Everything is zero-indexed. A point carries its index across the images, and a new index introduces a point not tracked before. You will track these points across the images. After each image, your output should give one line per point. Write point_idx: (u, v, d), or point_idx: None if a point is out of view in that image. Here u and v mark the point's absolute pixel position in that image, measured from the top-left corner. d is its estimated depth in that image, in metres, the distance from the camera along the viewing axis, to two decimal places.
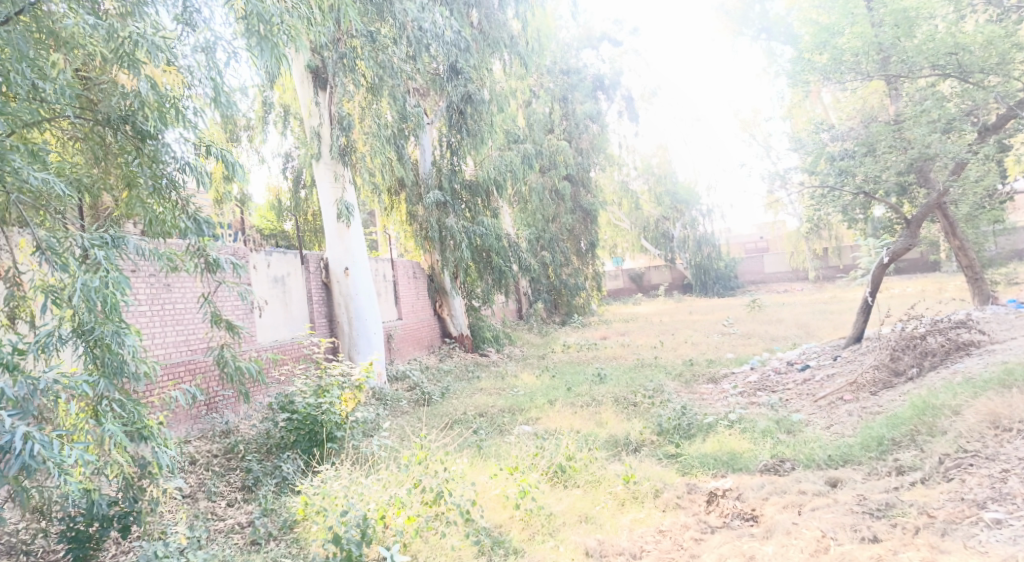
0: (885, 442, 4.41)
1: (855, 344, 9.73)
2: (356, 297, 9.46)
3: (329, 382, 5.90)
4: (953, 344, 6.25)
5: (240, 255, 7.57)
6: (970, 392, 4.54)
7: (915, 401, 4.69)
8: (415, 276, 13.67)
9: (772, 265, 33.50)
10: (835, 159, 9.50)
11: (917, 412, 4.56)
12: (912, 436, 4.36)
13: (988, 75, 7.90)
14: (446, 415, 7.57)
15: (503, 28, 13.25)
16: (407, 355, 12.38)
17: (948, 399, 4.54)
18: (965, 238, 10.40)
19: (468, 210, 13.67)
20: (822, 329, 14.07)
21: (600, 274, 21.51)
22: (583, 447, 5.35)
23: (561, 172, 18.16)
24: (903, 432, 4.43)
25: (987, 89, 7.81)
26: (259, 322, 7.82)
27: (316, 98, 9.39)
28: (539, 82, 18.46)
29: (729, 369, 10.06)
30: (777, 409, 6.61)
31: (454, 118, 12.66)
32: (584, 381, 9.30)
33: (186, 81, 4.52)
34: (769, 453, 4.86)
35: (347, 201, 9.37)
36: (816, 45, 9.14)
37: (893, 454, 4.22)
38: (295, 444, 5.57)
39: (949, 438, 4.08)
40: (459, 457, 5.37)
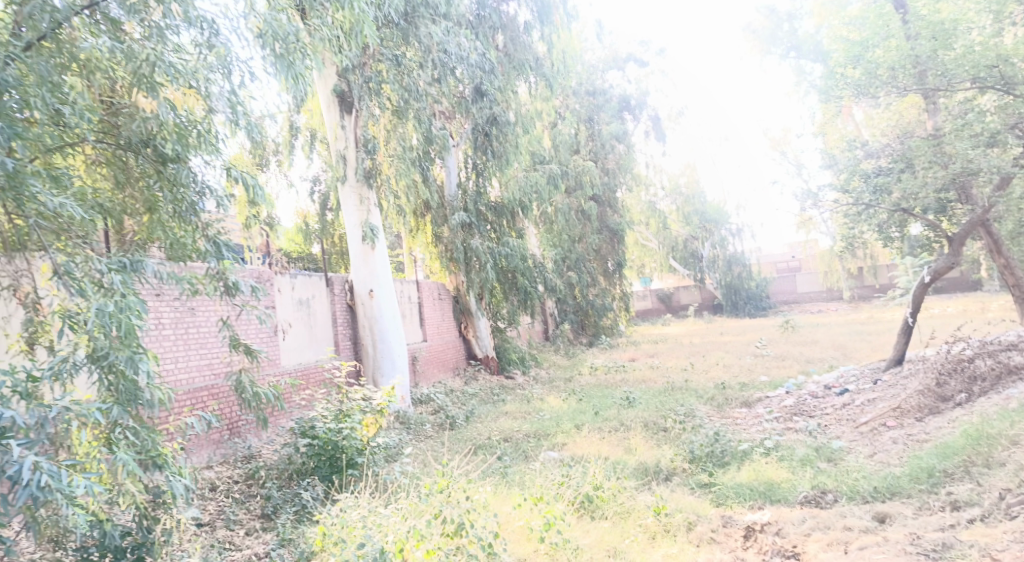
0: (936, 474, 4.12)
1: (896, 367, 9.35)
2: (381, 320, 9.40)
3: (350, 406, 5.81)
4: (1004, 368, 5.94)
5: (264, 278, 7.55)
6: None
7: (968, 430, 4.39)
8: (441, 298, 13.62)
9: (805, 285, 32.83)
10: (870, 176, 9.25)
11: (970, 442, 4.27)
12: (965, 468, 4.07)
13: None
14: (471, 439, 7.42)
15: (529, 50, 13.29)
16: (432, 377, 12.28)
17: (1005, 427, 4.24)
18: (1012, 256, 9.96)
19: (493, 231, 13.61)
20: (859, 351, 13.62)
21: (628, 295, 21.23)
22: (612, 475, 5.14)
23: (587, 193, 18.07)
24: (956, 463, 4.15)
25: None
26: (283, 345, 7.80)
27: (342, 122, 9.38)
28: (564, 104, 18.49)
29: (763, 392, 9.74)
30: (815, 435, 6.32)
31: (480, 140, 12.78)
32: (612, 405, 9.07)
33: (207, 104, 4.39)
34: (809, 484, 4.60)
35: (371, 223, 9.36)
36: (848, 61, 8.92)
37: (945, 488, 3.93)
38: (316, 470, 5.49)
39: (1008, 471, 3.78)
40: (482, 485, 5.20)
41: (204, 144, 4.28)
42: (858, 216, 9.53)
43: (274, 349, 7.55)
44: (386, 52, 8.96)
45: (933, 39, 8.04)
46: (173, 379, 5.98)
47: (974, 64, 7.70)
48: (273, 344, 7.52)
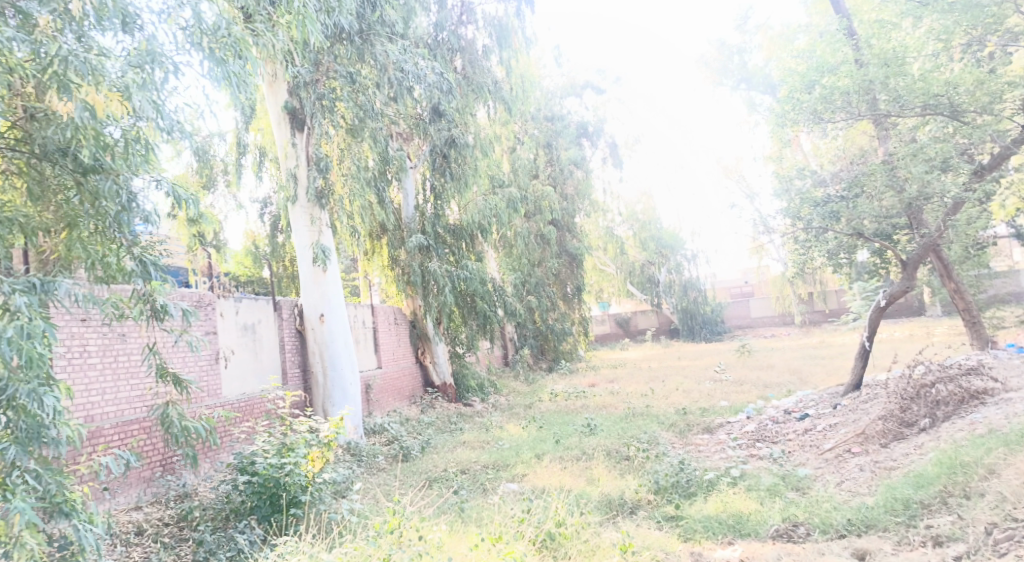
0: (913, 505, 3.97)
1: (855, 391, 9.34)
2: (332, 345, 8.96)
3: (295, 439, 5.38)
4: (965, 392, 5.90)
5: (205, 302, 7.08)
6: (1004, 447, 4.09)
7: (941, 458, 4.29)
8: (397, 322, 13.21)
9: (759, 310, 33.38)
10: (820, 204, 9.19)
11: (944, 470, 4.15)
12: (942, 499, 3.94)
13: (981, 113, 7.77)
14: (425, 472, 7.04)
15: (487, 74, 13.20)
16: (387, 406, 11.82)
17: (980, 455, 4.12)
18: (961, 281, 10.17)
19: (451, 255, 13.33)
20: (816, 375, 13.71)
21: (587, 320, 21.11)
22: (576, 509, 4.85)
23: (546, 217, 18.04)
24: (932, 494, 4.01)
25: (982, 127, 7.61)
26: (224, 373, 7.32)
27: (293, 139, 9.01)
28: (523, 128, 18.44)
29: (725, 418, 9.59)
30: (780, 462, 6.18)
31: (438, 162, 12.51)
32: (573, 433, 8.81)
33: (132, 109, 4.00)
34: (780, 516, 4.40)
35: (323, 244, 8.99)
36: (803, 87, 8.88)
37: (924, 520, 3.77)
38: (254, 510, 5.04)
39: (988, 502, 3.63)
40: (436, 524, 4.86)
41: (132, 154, 3.95)
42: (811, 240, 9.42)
43: (214, 378, 7.07)
44: (341, 69, 8.75)
45: (885, 67, 8.10)
46: (97, 412, 5.51)
47: (925, 91, 7.94)
48: (213, 372, 7.05)
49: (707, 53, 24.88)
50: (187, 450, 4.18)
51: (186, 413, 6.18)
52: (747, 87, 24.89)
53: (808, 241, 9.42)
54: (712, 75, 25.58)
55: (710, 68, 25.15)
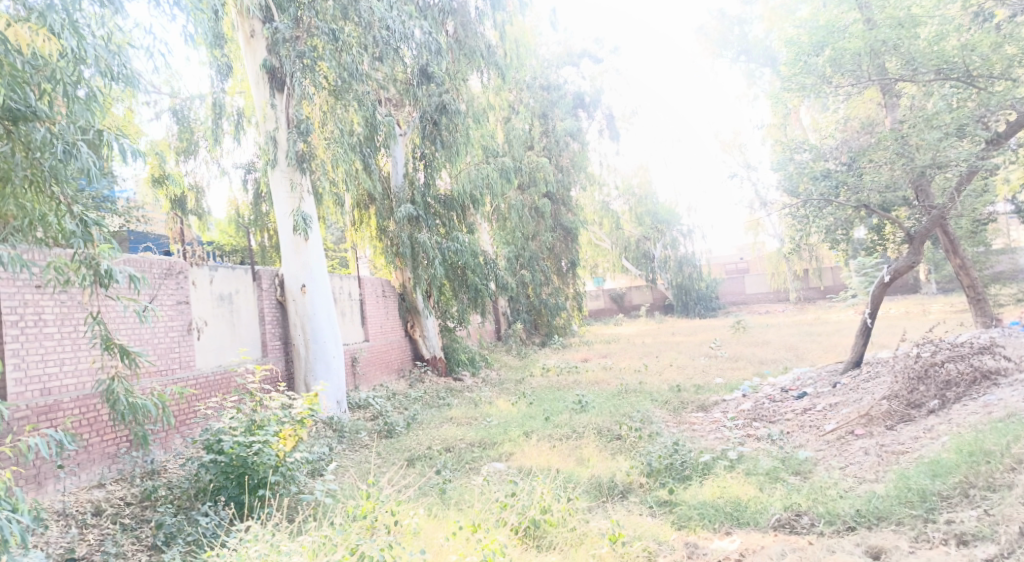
0: (931, 497, 3.67)
1: (854, 369, 9.07)
2: (314, 317, 8.58)
3: (265, 416, 5.03)
4: (977, 373, 5.60)
5: (176, 268, 6.70)
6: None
7: (961, 445, 4.00)
8: (385, 295, 12.84)
9: (753, 286, 33.21)
10: (819, 179, 8.80)
11: (964, 459, 3.85)
12: (963, 491, 3.64)
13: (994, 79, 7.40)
14: (407, 450, 6.73)
15: (480, 38, 12.64)
16: (373, 380, 11.52)
17: (1005, 442, 3.82)
18: (967, 256, 9.85)
19: (441, 226, 12.87)
20: (813, 352, 13.47)
21: (581, 294, 20.76)
22: (564, 493, 4.55)
23: (541, 189, 17.63)
24: (951, 484, 3.71)
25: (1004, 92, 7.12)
26: (198, 346, 6.98)
27: (272, 100, 8.52)
28: (518, 98, 17.91)
29: (720, 395, 9.32)
30: (779, 443, 5.92)
31: (428, 129, 12.13)
32: (563, 410, 8.51)
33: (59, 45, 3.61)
34: (782, 504, 4.11)
35: (304, 212, 8.51)
36: (811, 48, 8.34)
37: (944, 515, 3.48)
38: (221, 491, 4.73)
39: (1017, 496, 3.33)
40: (414, 507, 4.58)
41: (74, 104, 3.64)
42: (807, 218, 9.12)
43: (186, 350, 6.75)
44: (322, 25, 8.25)
45: (900, 26, 7.65)
46: (54, 385, 5.15)
47: (941, 54, 7.51)
48: (185, 344, 6.72)
49: (707, 23, 24.47)
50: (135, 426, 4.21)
51: (140, 387, 5.86)
52: (747, 60, 24.48)
53: (806, 217, 9.05)
54: (711, 47, 25.02)
55: (710, 40, 24.78)
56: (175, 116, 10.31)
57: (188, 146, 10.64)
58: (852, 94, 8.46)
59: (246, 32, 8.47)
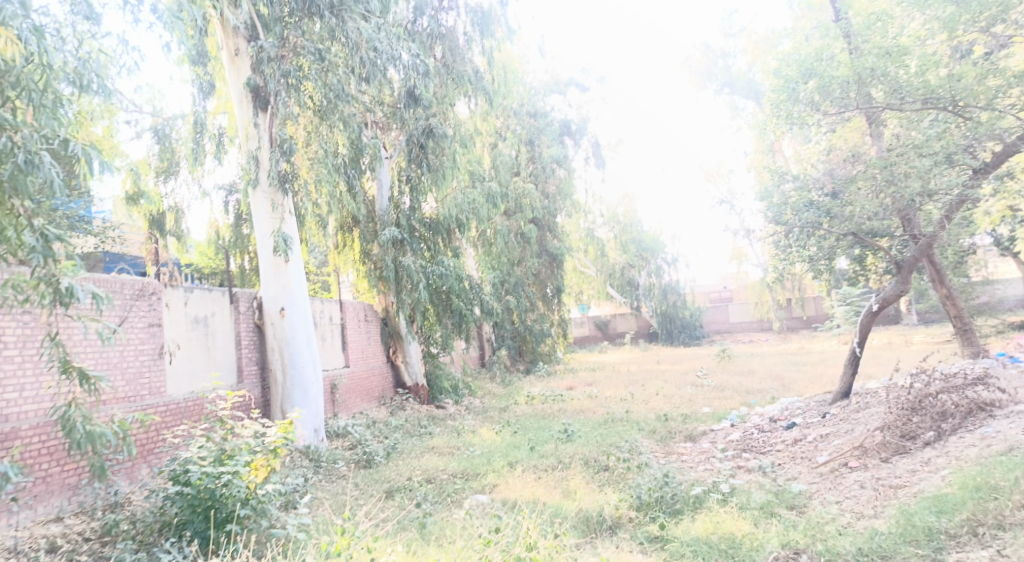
0: (938, 536, 3.52)
1: (843, 399, 8.95)
2: (293, 342, 8.33)
3: (236, 445, 4.77)
4: (972, 404, 5.50)
5: (148, 289, 6.47)
6: None
7: (967, 480, 3.86)
8: (368, 319, 12.60)
9: (737, 315, 33.28)
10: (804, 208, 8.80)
11: (970, 495, 3.72)
12: (971, 529, 3.49)
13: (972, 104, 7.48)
14: (387, 481, 6.48)
15: (468, 64, 12.62)
16: (353, 407, 11.22)
17: (1013, 476, 3.69)
18: (953, 286, 9.84)
19: (426, 250, 12.71)
20: (798, 382, 13.37)
21: (566, 321, 20.57)
22: (550, 529, 4.33)
23: (527, 215, 17.57)
24: (958, 522, 3.57)
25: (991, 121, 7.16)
26: (169, 370, 6.72)
27: (255, 119, 8.38)
28: (505, 125, 17.93)
29: (707, 425, 9.14)
30: (770, 475, 5.76)
31: (414, 152, 12.04)
32: (549, 439, 8.28)
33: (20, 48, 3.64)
34: (779, 542, 3.94)
35: (285, 232, 8.31)
36: (800, 75, 8.41)
37: (953, 555, 3.32)
38: (186, 525, 4.47)
39: None
40: (391, 543, 4.33)
41: (38, 112, 3.67)
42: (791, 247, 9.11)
43: (157, 375, 6.50)
44: (309, 46, 8.16)
45: (887, 55, 7.75)
46: (14, 412, 4.89)
47: (927, 84, 7.59)
48: (156, 369, 6.47)
49: (692, 56, 24.86)
50: (89, 455, 4.14)
51: (99, 415, 5.61)
52: (731, 92, 24.86)
53: (789, 246, 9.06)
54: (696, 79, 25.36)
55: (695, 72, 25.14)
56: (156, 135, 10.14)
57: (170, 167, 10.41)
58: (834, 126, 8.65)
59: (231, 51, 8.37)
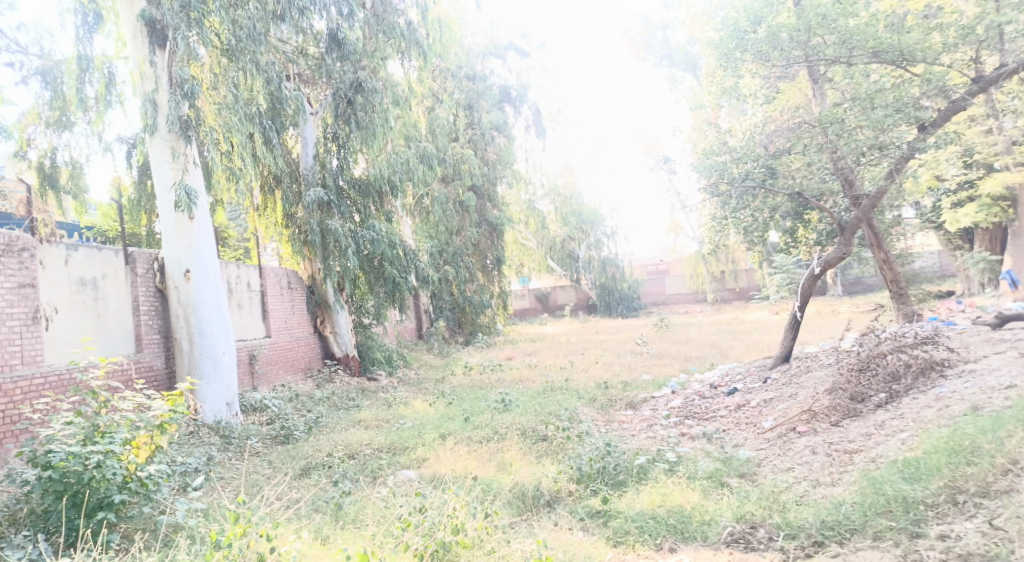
0: (915, 507, 3.23)
1: (783, 364, 8.82)
2: (199, 308, 7.48)
3: (113, 421, 4.03)
4: (924, 363, 5.28)
5: (17, 244, 5.60)
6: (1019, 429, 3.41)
7: (940, 444, 3.59)
8: (291, 287, 11.76)
9: (674, 287, 33.56)
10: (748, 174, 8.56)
11: (945, 459, 3.44)
12: (951, 497, 3.22)
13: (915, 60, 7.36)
14: (304, 458, 5.86)
15: (400, 16, 11.73)
16: (275, 379, 10.45)
17: (991, 437, 3.45)
18: (890, 251, 9.79)
19: (356, 213, 11.86)
20: (737, 350, 13.34)
21: (506, 291, 20.04)
22: (479, 508, 3.83)
23: (465, 182, 16.83)
24: (934, 488, 3.30)
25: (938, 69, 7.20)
26: (46, 338, 5.87)
27: (151, 56, 7.35)
28: (441, 87, 17.05)
29: (648, 393, 8.86)
30: (716, 442, 5.45)
31: (341, 107, 11.15)
32: (484, 410, 7.80)
33: None
34: (734, 515, 3.60)
35: (188, 185, 7.39)
36: (748, 24, 8.08)
37: (935, 528, 3.04)
38: (49, 516, 3.75)
39: (1020, 504, 2.94)
40: (297, 530, 3.77)
41: None
42: (726, 218, 8.90)
43: (31, 342, 5.64)
44: None
45: (838, 3, 7.39)
46: None
47: (876, 36, 7.29)
48: (29, 336, 5.62)
49: (632, 26, 24.50)
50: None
51: None
52: (670, 64, 24.72)
53: (725, 217, 8.83)
54: (635, 50, 25.00)
55: (635, 43, 24.79)
56: (45, 81, 8.76)
57: (62, 117, 8.97)
58: (771, 95, 8.48)
59: None
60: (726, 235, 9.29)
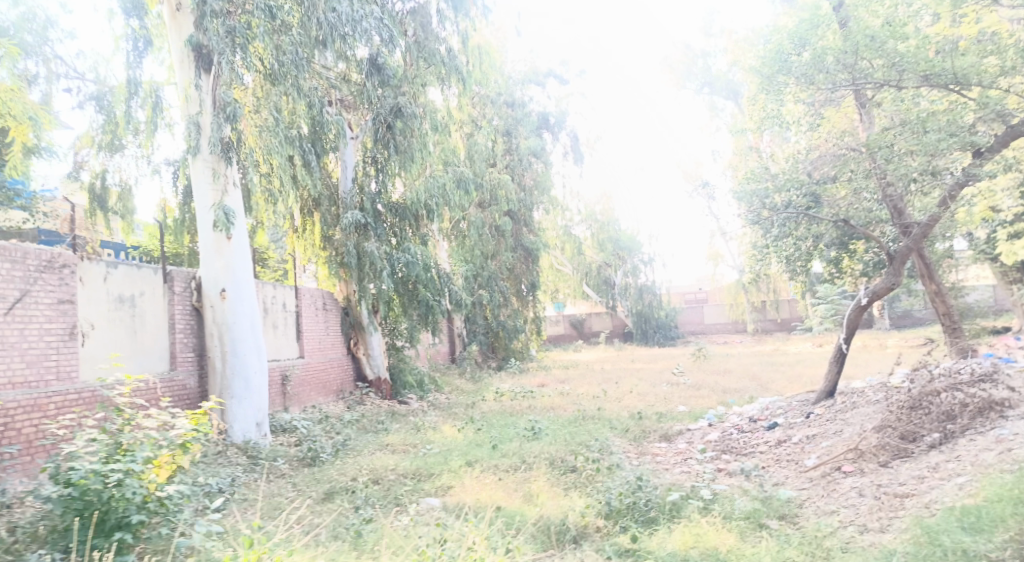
0: None
1: (827, 399, 8.43)
2: (233, 327, 7.53)
3: (136, 439, 4.01)
4: (981, 403, 4.96)
5: (59, 260, 5.71)
6: None
7: (1004, 493, 3.31)
8: (326, 308, 11.83)
9: (712, 317, 32.87)
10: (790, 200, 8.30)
11: (1011, 510, 3.15)
12: (1017, 551, 2.89)
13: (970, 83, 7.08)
14: (328, 481, 5.77)
15: (441, 43, 11.86)
16: (307, 400, 10.47)
17: None
18: (942, 283, 9.34)
19: (393, 236, 11.92)
20: (778, 383, 12.87)
21: (540, 317, 19.86)
22: (501, 542, 3.68)
23: (502, 208, 16.84)
24: (997, 541, 3.00)
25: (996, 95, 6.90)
26: (83, 353, 5.95)
27: (197, 80, 7.54)
28: (480, 113, 17.19)
29: (683, 424, 8.56)
30: (755, 480, 5.17)
31: (380, 132, 11.25)
32: (514, 438, 7.63)
33: None
34: (773, 559, 3.36)
35: (227, 206, 7.49)
36: (793, 46, 7.82)
37: None
38: (69, 533, 3.72)
39: None
40: (313, 557, 3.66)
41: None
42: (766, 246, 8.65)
43: (67, 358, 5.72)
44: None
45: (887, 25, 7.21)
46: None
47: (928, 59, 7.09)
48: (66, 351, 5.70)
49: (672, 55, 24.46)
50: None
51: None
52: (711, 92, 24.53)
53: (766, 245, 8.57)
54: (676, 78, 24.91)
55: (676, 71, 24.72)
56: (99, 106, 9.04)
57: (114, 141, 9.25)
58: (814, 122, 8.27)
59: (172, 5, 7.54)
60: (767, 263, 9.00)
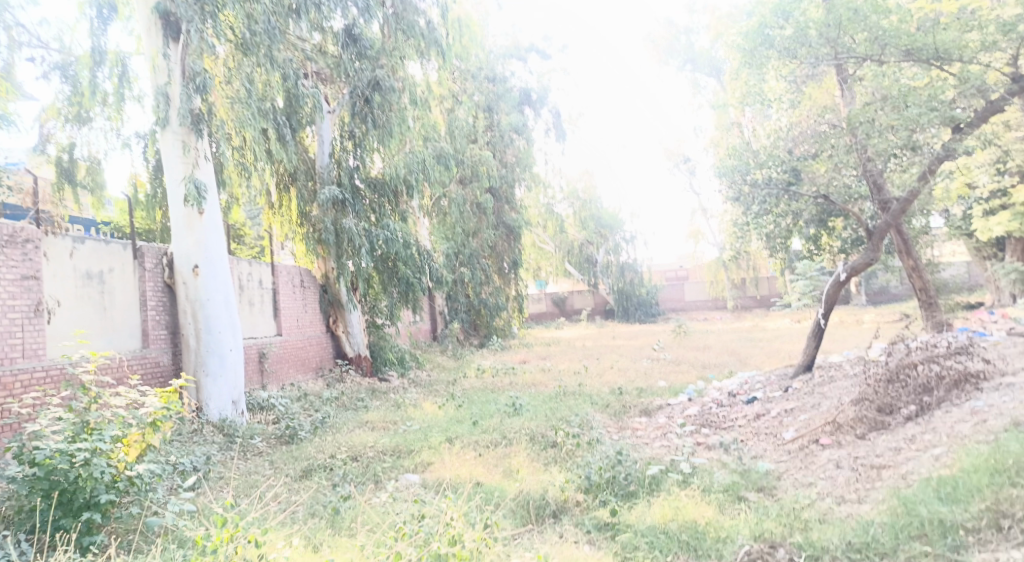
0: (954, 532, 3.00)
1: (805, 374, 8.50)
2: (207, 304, 7.36)
3: (103, 417, 3.89)
4: (958, 375, 4.99)
5: (22, 234, 5.51)
6: None
7: (980, 464, 3.34)
8: (304, 285, 11.67)
9: (693, 294, 33.08)
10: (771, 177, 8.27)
11: (987, 480, 3.21)
12: (993, 521, 2.98)
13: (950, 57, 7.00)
14: (305, 459, 5.70)
15: (420, 15, 11.57)
16: (285, 377, 10.35)
17: None
18: (919, 258, 9.41)
19: (371, 212, 11.73)
20: (757, 358, 12.97)
21: (522, 294, 19.81)
22: (480, 518, 3.64)
23: (483, 184, 16.66)
24: (973, 509, 3.09)
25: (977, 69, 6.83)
26: (49, 331, 5.79)
27: (165, 49, 7.27)
28: (461, 88, 16.93)
29: (664, 399, 8.59)
30: (734, 453, 5.19)
31: (358, 106, 11.01)
32: (494, 414, 7.59)
33: None
34: (751, 532, 3.35)
35: (198, 180, 7.29)
36: (776, 19, 7.80)
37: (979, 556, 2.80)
38: (34, 513, 3.62)
39: None
40: (288, 536, 3.60)
41: None
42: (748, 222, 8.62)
43: (32, 335, 5.56)
44: None
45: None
46: None
47: (910, 34, 7.00)
48: (31, 328, 5.54)
49: (655, 30, 24.23)
50: None
51: None
52: (693, 69, 24.36)
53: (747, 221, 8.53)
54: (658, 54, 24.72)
55: (658, 47, 24.51)
56: (64, 75, 8.73)
57: (80, 112, 8.96)
58: (796, 98, 8.21)
59: None
60: (748, 239, 8.98)
